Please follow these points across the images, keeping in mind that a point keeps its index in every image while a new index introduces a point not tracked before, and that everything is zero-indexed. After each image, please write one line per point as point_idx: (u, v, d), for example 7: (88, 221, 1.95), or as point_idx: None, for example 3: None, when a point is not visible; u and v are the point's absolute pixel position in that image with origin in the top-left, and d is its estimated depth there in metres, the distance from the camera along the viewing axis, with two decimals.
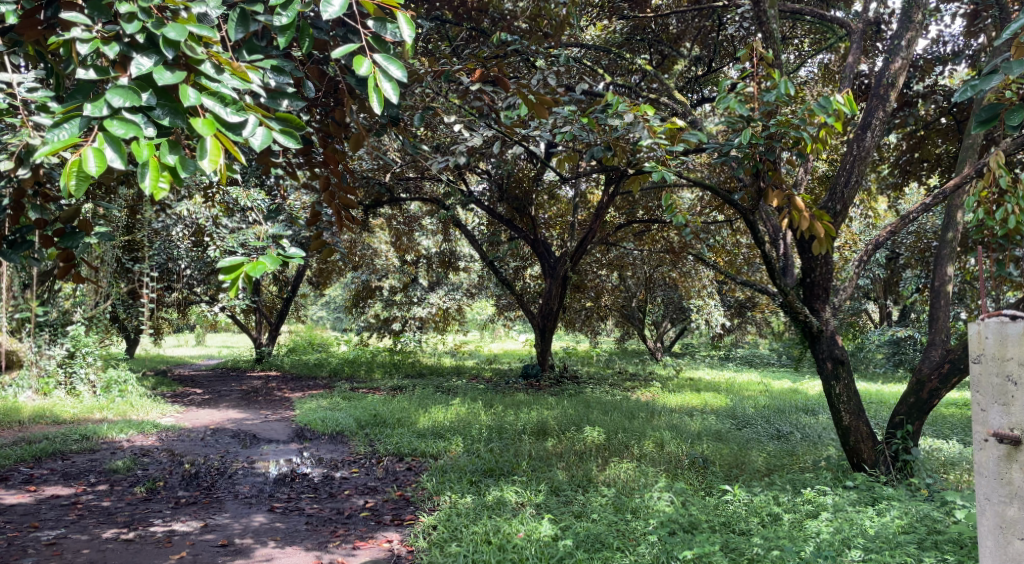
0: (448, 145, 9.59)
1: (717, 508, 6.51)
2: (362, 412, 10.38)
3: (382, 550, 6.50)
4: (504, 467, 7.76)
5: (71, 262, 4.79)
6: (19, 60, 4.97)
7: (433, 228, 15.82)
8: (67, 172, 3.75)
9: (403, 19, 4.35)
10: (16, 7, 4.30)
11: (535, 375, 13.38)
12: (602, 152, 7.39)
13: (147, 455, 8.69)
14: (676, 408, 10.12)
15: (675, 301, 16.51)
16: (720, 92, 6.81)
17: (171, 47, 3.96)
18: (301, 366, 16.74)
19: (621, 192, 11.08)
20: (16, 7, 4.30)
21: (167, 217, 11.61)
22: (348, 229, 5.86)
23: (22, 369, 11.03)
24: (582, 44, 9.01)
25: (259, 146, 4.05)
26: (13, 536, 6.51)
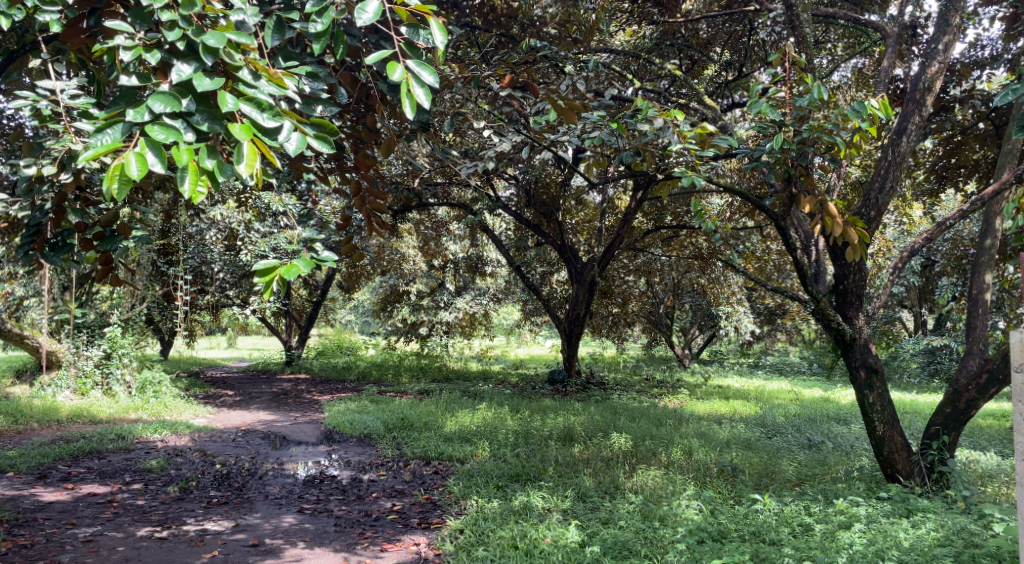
0: (477, 150, 9.63)
1: (747, 518, 6.45)
2: (390, 415, 10.44)
3: (409, 553, 6.52)
4: (531, 472, 7.73)
5: (109, 266, 4.83)
6: (62, 68, 5.08)
7: (461, 233, 15.89)
8: (110, 176, 3.82)
9: (435, 25, 4.40)
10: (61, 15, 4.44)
11: (562, 381, 13.38)
12: (631, 158, 7.37)
13: (181, 455, 8.78)
14: (705, 415, 10.06)
15: (703, 307, 16.42)
16: (751, 97, 6.77)
17: (210, 54, 4.05)
18: (330, 369, 16.86)
19: (649, 197, 11.04)
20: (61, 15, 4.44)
21: (201, 221, 11.75)
22: (378, 234, 5.85)
23: (60, 369, 11.25)
24: (612, 50, 8.98)
25: (294, 152, 4.07)
26: (52, 532, 6.61)
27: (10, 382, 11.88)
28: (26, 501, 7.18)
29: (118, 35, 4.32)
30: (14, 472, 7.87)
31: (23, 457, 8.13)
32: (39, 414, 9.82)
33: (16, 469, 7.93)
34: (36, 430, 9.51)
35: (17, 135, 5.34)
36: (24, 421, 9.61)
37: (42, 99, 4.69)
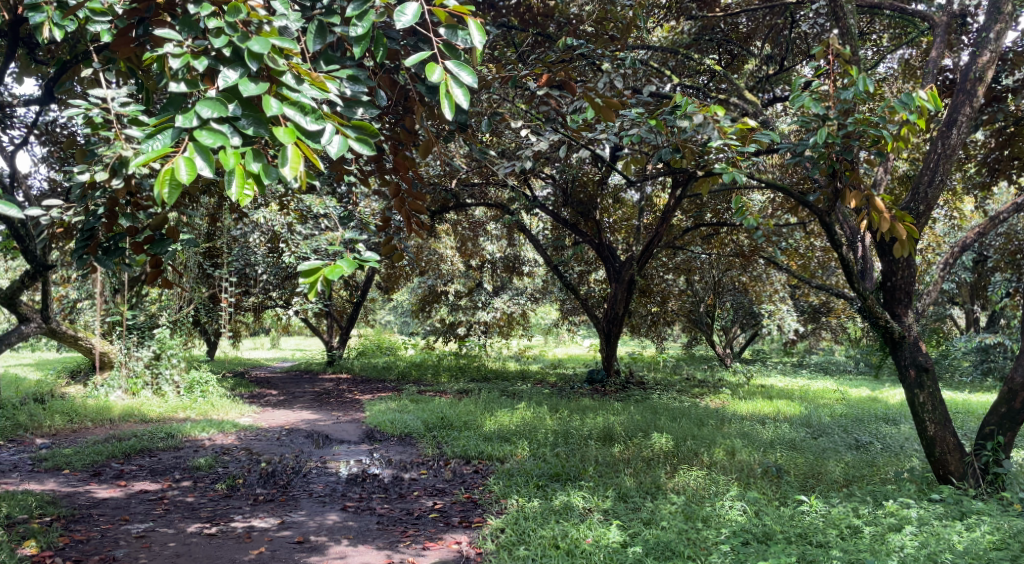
0: (515, 150, 9.63)
1: (793, 519, 6.36)
2: (430, 415, 10.46)
3: (451, 552, 6.53)
4: (572, 472, 7.69)
5: (159, 268, 4.90)
6: (113, 77, 5.19)
7: (498, 233, 15.91)
8: (160, 181, 3.87)
9: (474, 26, 4.40)
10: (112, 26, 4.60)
11: (601, 381, 13.33)
12: (671, 154, 7.31)
13: (227, 453, 8.88)
14: (748, 415, 9.95)
15: (745, 306, 16.22)
16: (794, 91, 6.66)
17: (255, 59, 4.08)
18: (370, 369, 16.99)
19: (689, 194, 10.93)
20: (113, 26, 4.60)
21: (245, 224, 11.92)
22: (418, 234, 5.86)
23: (112, 369, 11.46)
24: (649, 46, 8.92)
25: (336, 154, 4.09)
26: (106, 528, 6.72)
27: (65, 382, 12.14)
28: (81, 498, 7.32)
29: (167, 42, 4.39)
30: (69, 470, 8.03)
31: (78, 455, 8.30)
32: (91, 414, 10.02)
33: (70, 466, 8.09)
34: (89, 429, 9.72)
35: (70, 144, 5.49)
36: (78, 420, 9.82)
37: (94, 107, 4.80)
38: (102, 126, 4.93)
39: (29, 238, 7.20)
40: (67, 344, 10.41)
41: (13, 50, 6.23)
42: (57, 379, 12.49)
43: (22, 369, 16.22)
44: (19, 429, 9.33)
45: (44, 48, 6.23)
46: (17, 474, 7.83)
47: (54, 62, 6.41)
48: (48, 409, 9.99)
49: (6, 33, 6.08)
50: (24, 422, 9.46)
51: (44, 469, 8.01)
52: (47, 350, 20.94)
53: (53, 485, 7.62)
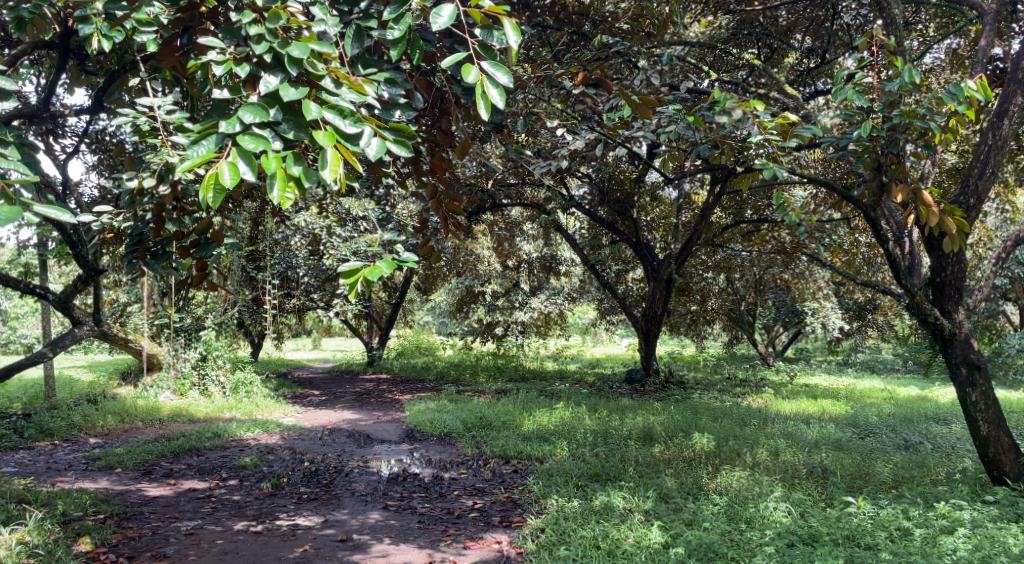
0: (551, 150, 9.60)
1: (840, 520, 6.25)
2: (470, 415, 10.46)
3: (491, 551, 6.52)
4: (611, 472, 7.64)
5: (204, 272, 4.96)
6: (159, 85, 5.28)
7: (535, 233, 15.91)
8: (205, 186, 3.91)
9: (509, 26, 4.39)
10: (157, 36, 4.68)
11: (640, 381, 13.26)
12: (708, 151, 7.24)
13: (272, 453, 8.96)
14: (792, 414, 9.81)
15: (786, 304, 15.99)
16: (837, 83, 6.52)
17: (295, 65, 4.11)
18: (410, 369, 17.06)
19: (728, 190, 10.82)
20: (158, 36, 4.68)
21: (287, 227, 12.06)
22: (456, 235, 5.83)
23: (161, 371, 11.67)
24: (686, 42, 8.83)
25: (374, 156, 4.10)
26: (156, 525, 6.81)
27: (116, 382, 12.35)
28: (132, 496, 7.43)
29: (210, 50, 4.44)
30: (121, 469, 8.16)
31: (129, 454, 8.43)
32: (142, 413, 10.21)
33: (122, 465, 8.22)
34: (140, 429, 9.88)
35: (120, 153, 5.59)
36: (129, 420, 9.99)
37: (141, 115, 4.90)
38: (149, 133, 5.00)
39: (81, 243, 7.34)
40: (119, 346, 10.52)
41: (65, 62, 6.36)
42: (109, 381, 12.70)
43: (76, 369, 17.07)
44: (73, 429, 9.50)
45: (95, 59, 6.35)
46: (71, 473, 7.97)
47: (104, 73, 6.54)
48: (100, 409, 10.16)
49: (59, 45, 6.22)
50: (77, 422, 9.64)
51: (97, 468, 8.14)
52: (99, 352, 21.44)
53: (107, 483, 7.75)
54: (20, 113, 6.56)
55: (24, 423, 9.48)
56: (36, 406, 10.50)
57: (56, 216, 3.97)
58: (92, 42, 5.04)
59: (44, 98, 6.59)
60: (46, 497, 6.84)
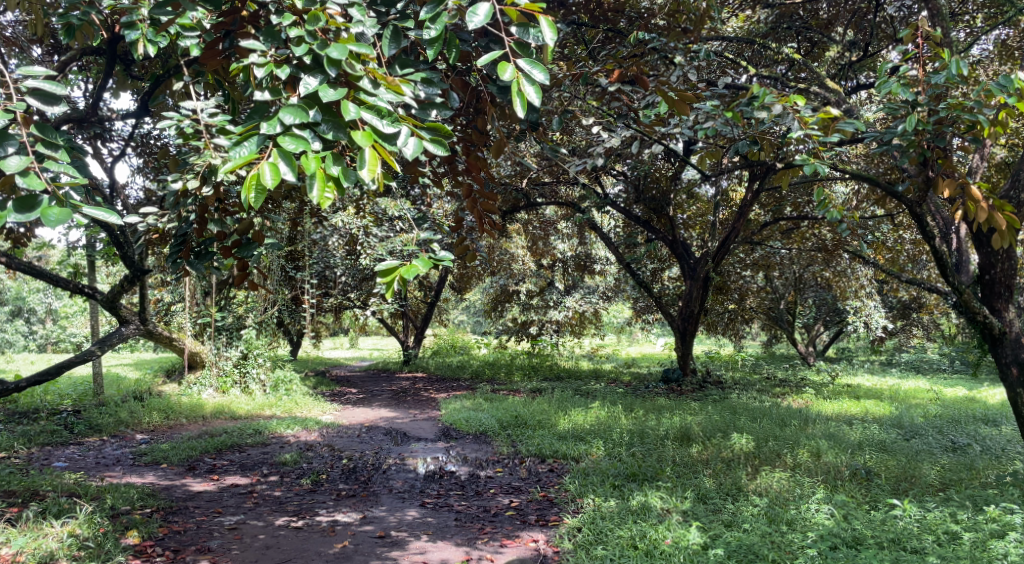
0: (586, 148, 9.54)
1: (885, 524, 6.14)
2: (505, 413, 10.44)
3: (528, 550, 6.49)
4: (648, 472, 7.56)
5: (245, 271, 5.02)
6: (202, 89, 5.33)
7: (569, 231, 15.85)
8: (247, 186, 3.91)
9: (545, 23, 4.35)
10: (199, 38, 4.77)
11: (677, 380, 13.15)
12: (748, 146, 7.14)
13: (311, 450, 9.00)
14: (833, 415, 9.64)
15: (827, 303, 15.75)
16: (880, 76, 6.39)
17: (334, 66, 4.12)
18: (445, 368, 17.07)
19: (767, 186, 10.68)
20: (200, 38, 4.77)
21: (325, 228, 12.13)
22: (491, 235, 5.78)
23: (204, 368, 11.81)
24: (723, 37, 8.73)
25: (411, 156, 4.08)
26: (200, 520, 6.88)
27: (160, 380, 12.51)
28: (178, 491, 7.51)
29: (251, 53, 4.47)
30: (166, 464, 8.25)
31: (174, 450, 8.53)
32: (186, 410, 10.35)
33: (168, 460, 8.32)
34: (184, 425, 10.00)
35: (164, 156, 5.65)
36: (173, 417, 10.12)
37: (186, 118, 4.95)
38: (192, 136, 5.04)
39: (127, 244, 7.46)
40: (164, 344, 10.64)
41: (112, 67, 6.49)
42: (154, 379, 12.85)
43: (124, 369, 16.75)
44: (120, 425, 9.64)
45: (141, 65, 6.48)
46: (119, 468, 8.07)
47: (149, 77, 6.65)
48: (146, 406, 10.29)
49: (106, 51, 6.36)
50: (124, 418, 9.77)
51: (144, 464, 8.24)
52: (145, 351, 21.71)
53: (153, 478, 7.84)
54: (69, 118, 6.72)
55: (73, 419, 9.64)
56: (85, 403, 10.68)
57: (103, 217, 4.00)
58: (137, 47, 5.10)
59: (92, 103, 6.74)
60: (96, 490, 6.93)
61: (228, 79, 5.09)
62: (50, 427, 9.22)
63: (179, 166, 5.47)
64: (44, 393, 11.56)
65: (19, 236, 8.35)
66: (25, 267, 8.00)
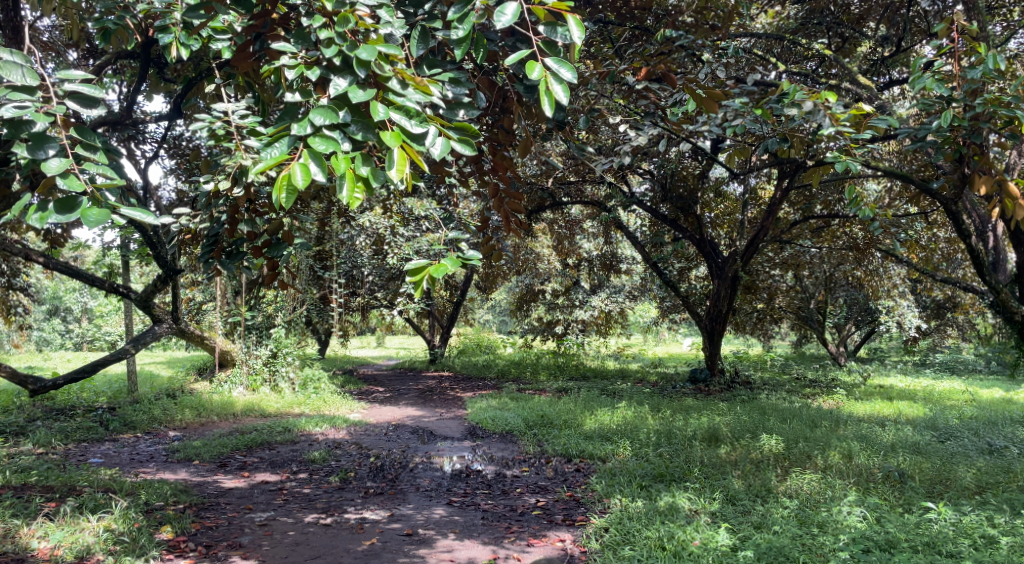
0: (612, 146, 9.49)
1: (919, 527, 6.04)
2: (531, 413, 10.41)
3: (555, 549, 6.46)
4: (676, 472, 7.51)
5: (275, 271, 5.07)
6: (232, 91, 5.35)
7: (595, 231, 15.79)
8: (278, 186, 3.92)
9: (573, 21, 4.30)
10: (231, 43, 4.79)
11: (704, 380, 13.05)
12: (777, 144, 7.06)
13: (339, 448, 9.03)
14: (865, 417, 9.51)
15: (859, 302, 15.57)
16: (914, 72, 6.28)
17: (363, 67, 4.11)
18: (471, 368, 17.06)
19: (797, 184, 10.56)
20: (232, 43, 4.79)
21: (352, 228, 12.16)
22: (517, 234, 5.74)
23: (234, 367, 11.90)
24: (752, 33, 8.64)
25: (439, 156, 4.06)
26: (232, 516, 6.91)
27: (191, 378, 12.63)
28: (210, 487, 7.56)
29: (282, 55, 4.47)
30: (199, 461, 8.31)
31: (206, 447, 8.59)
32: (217, 408, 10.43)
33: (200, 457, 8.38)
34: (215, 423, 10.08)
35: (195, 157, 5.66)
36: (205, 414, 10.19)
37: (217, 120, 4.97)
38: (223, 138, 5.05)
39: (161, 244, 7.53)
40: (195, 342, 10.72)
41: (145, 70, 6.56)
42: (186, 377, 12.98)
43: (157, 368, 16.38)
44: (154, 422, 9.72)
45: (174, 68, 6.55)
46: (153, 464, 8.14)
47: (182, 80, 6.70)
48: (178, 404, 10.38)
49: (140, 54, 6.44)
50: (157, 415, 9.86)
51: (177, 460, 8.31)
52: (177, 349, 21.93)
53: (185, 474, 7.90)
54: (105, 120, 6.79)
55: (108, 416, 9.74)
56: (120, 400, 10.80)
57: (140, 217, 4.04)
58: (170, 49, 5.13)
59: (126, 106, 6.80)
60: (131, 486, 6.98)
61: (259, 81, 5.10)
62: (86, 424, 9.32)
63: (210, 168, 5.50)
64: (80, 390, 11.70)
65: (57, 236, 8.45)
66: (62, 267, 8.09)
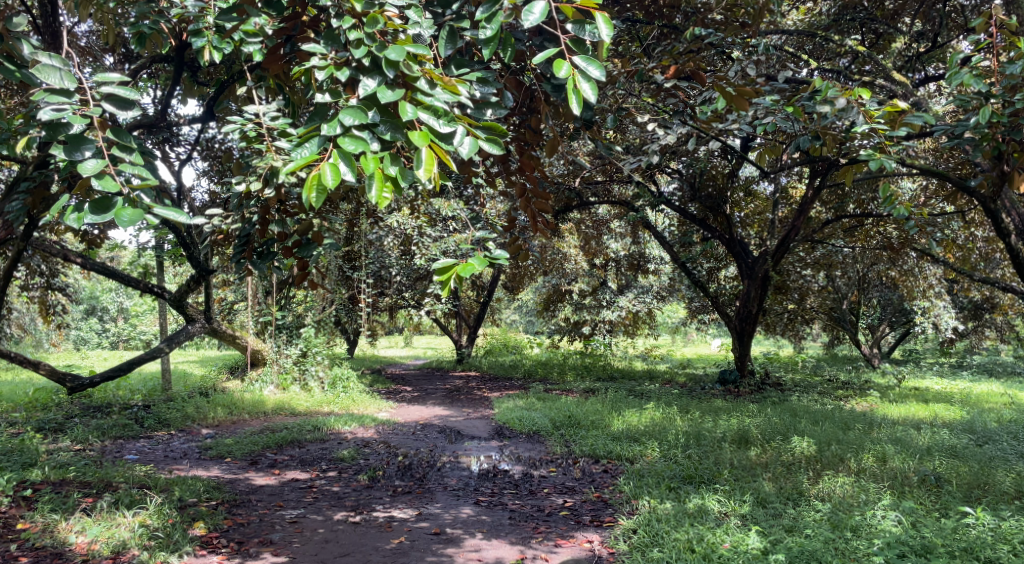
0: (641, 145, 9.42)
1: (956, 533, 5.91)
2: (558, 413, 10.35)
3: (583, 550, 6.40)
4: (705, 474, 7.41)
5: (306, 271, 5.07)
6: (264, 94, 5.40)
7: (622, 231, 15.70)
8: (308, 186, 3.91)
9: (601, 19, 4.25)
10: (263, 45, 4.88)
11: (734, 381, 12.92)
12: (808, 142, 6.95)
13: (368, 446, 9.03)
14: (900, 419, 9.34)
15: (894, 302, 15.33)
16: (951, 67, 6.13)
17: (392, 67, 4.09)
18: (499, 368, 17.02)
19: (828, 183, 10.40)
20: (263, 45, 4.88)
21: (380, 229, 12.17)
22: (544, 234, 5.68)
23: (265, 366, 11.99)
24: (784, 30, 8.52)
25: (467, 156, 4.03)
26: (263, 513, 6.93)
27: (223, 377, 12.74)
28: (241, 484, 7.58)
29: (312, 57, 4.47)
30: (230, 458, 8.36)
31: (238, 445, 8.64)
32: (248, 406, 10.49)
33: (232, 455, 8.43)
34: (246, 421, 10.13)
35: (228, 159, 5.68)
36: (237, 412, 10.26)
37: (249, 122, 5.00)
38: (255, 139, 5.07)
39: (194, 245, 7.57)
40: (226, 341, 10.80)
41: (178, 73, 6.59)
42: (218, 375, 13.08)
43: (191, 368, 16.11)
44: (187, 420, 9.78)
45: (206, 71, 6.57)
46: (186, 461, 8.20)
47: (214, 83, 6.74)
48: (211, 402, 10.46)
49: (174, 57, 6.46)
50: (191, 413, 9.93)
51: (209, 457, 8.37)
52: (210, 348, 22.13)
53: (218, 471, 7.94)
54: (140, 124, 6.80)
55: (143, 413, 9.83)
56: (154, 398, 10.90)
57: (174, 217, 4.03)
58: (203, 53, 5.17)
59: (161, 109, 6.81)
60: (165, 483, 7.03)
61: (289, 84, 5.12)
62: (122, 421, 9.41)
63: (241, 169, 5.51)
64: (116, 388, 11.82)
65: (93, 237, 8.54)
66: (99, 268, 8.18)
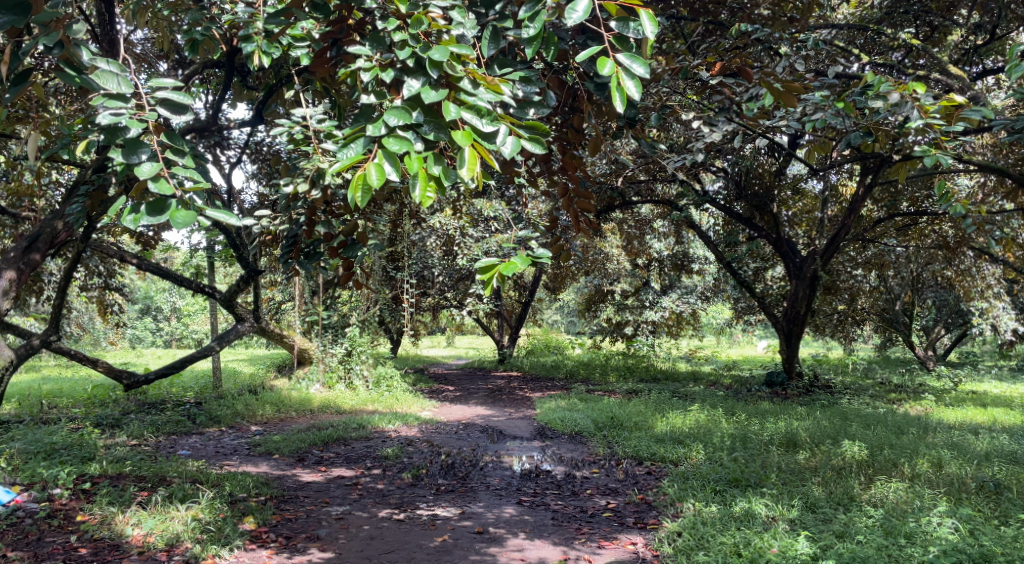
0: (686, 143, 9.28)
1: (1016, 541, 5.71)
2: (601, 414, 10.24)
3: (627, 552, 6.30)
4: (752, 478, 7.26)
5: (351, 271, 5.05)
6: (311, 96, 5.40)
7: (666, 230, 15.52)
8: (354, 186, 3.87)
9: (645, 16, 4.15)
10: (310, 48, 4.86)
11: (781, 383, 12.68)
12: (859, 138, 6.76)
13: (412, 445, 9.02)
14: (955, 424, 9.07)
15: (949, 304, 14.94)
16: (1011, 59, 5.90)
17: (435, 68, 4.04)
18: (541, 368, 16.92)
19: (879, 180, 10.15)
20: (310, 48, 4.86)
21: (422, 230, 12.18)
22: (588, 234, 5.58)
23: (311, 364, 12.08)
24: (834, 25, 8.32)
25: (510, 155, 3.97)
26: (310, 509, 6.95)
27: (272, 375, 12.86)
28: (289, 480, 7.62)
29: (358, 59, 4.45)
30: (278, 455, 8.42)
31: (285, 442, 8.69)
32: (294, 404, 10.56)
33: (280, 451, 8.49)
34: (293, 418, 10.21)
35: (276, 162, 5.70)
36: (284, 410, 10.35)
37: (295, 125, 4.99)
38: (301, 142, 5.06)
39: (242, 245, 7.63)
40: (274, 339, 10.89)
41: (229, 77, 6.64)
42: (266, 373, 13.21)
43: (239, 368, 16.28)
44: (236, 416, 9.86)
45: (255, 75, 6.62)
46: (236, 457, 8.27)
47: (262, 86, 6.78)
48: (259, 399, 10.56)
49: (224, 62, 6.51)
50: (240, 410, 10.03)
51: (257, 454, 8.43)
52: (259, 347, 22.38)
53: (265, 467, 7.99)
54: (191, 128, 6.88)
55: (194, 410, 9.94)
56: (204, 395, 11.02)
57: (224, 219, 4.07)
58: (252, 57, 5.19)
59: (211, 113, 6.88)
60: (216, 477, 7.08)
61: (335, 87, 5.11)
62: (175, 417, 9.53)
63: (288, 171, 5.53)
64: (169, 385, 11.99)
65: (147, 238, 8.66)
66: (153, 268, 8.30)
